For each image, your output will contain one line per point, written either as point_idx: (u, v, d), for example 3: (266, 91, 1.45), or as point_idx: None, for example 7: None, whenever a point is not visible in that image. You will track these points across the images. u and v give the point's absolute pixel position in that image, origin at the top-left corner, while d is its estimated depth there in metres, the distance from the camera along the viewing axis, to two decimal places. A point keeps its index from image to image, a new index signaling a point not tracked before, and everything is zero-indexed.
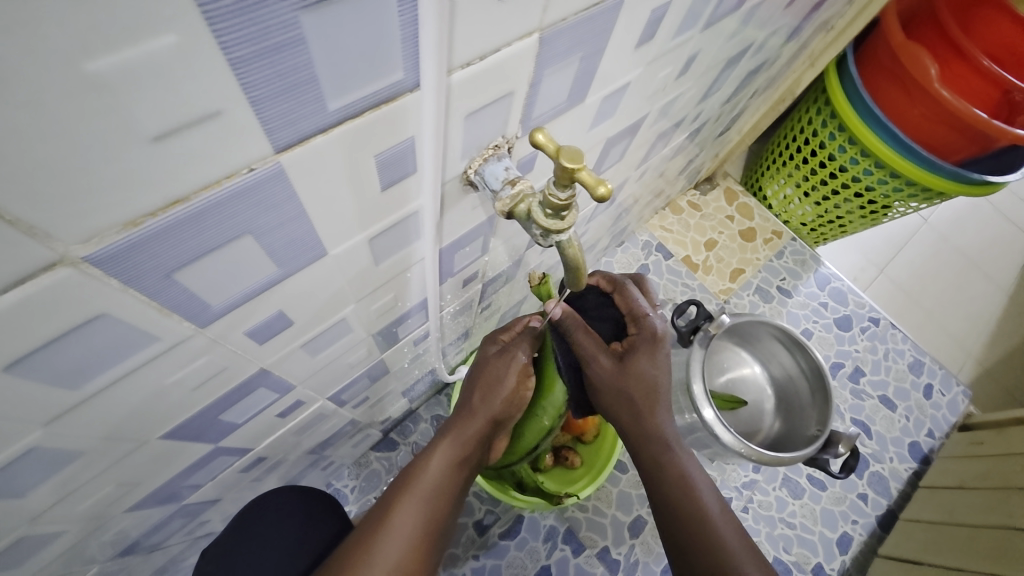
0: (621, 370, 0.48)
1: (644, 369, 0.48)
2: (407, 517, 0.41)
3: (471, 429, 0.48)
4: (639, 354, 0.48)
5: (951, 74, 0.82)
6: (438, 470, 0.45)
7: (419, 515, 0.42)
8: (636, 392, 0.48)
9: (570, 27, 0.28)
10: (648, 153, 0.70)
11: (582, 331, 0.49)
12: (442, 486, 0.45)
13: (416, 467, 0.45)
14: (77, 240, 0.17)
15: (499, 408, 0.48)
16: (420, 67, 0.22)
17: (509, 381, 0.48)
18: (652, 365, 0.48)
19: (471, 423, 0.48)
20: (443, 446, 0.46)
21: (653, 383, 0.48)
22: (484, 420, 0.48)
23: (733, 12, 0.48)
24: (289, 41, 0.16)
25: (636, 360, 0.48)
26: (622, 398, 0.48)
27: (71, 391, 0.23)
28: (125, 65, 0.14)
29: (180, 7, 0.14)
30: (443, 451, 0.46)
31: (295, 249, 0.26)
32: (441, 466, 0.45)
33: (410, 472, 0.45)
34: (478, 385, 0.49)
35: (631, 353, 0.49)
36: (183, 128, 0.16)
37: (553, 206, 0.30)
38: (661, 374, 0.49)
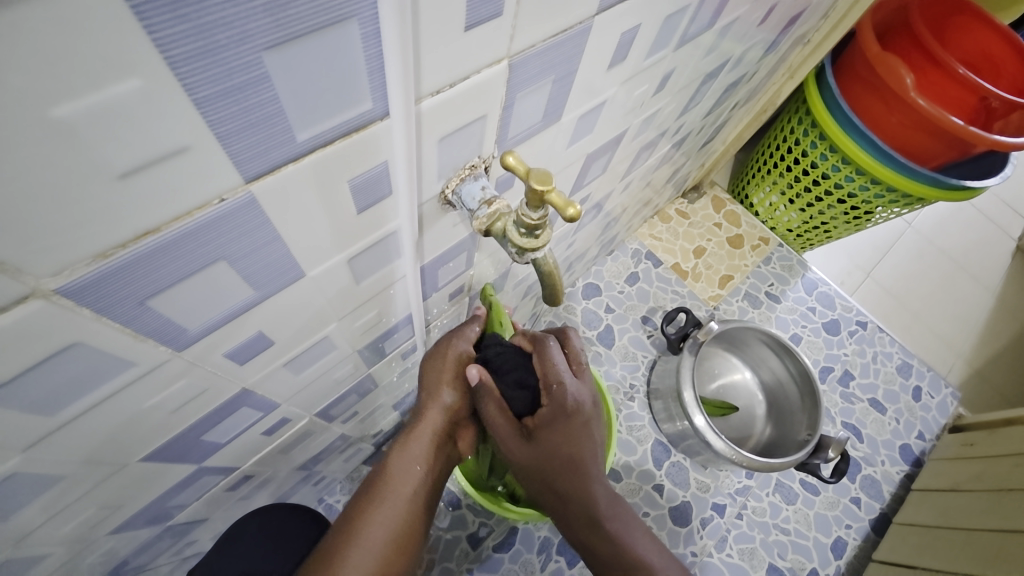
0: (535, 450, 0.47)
1: (557, 444, 0.47)
2: (374, 526, 0.42)
3: (428, 427, 0.47)
4: (549, 432, 0.47)
5: (928, 82, 0.84)
6: (399, 469, 0.44)
7: (387, 518, 0.42)
8: (554, 468, 0.48)
9: (539, 53, 0.29)
10: (633, 165, 0.71)
11: (492, 403, 0.47)
12: (408, 483, 0.44)
13: (377, 476, 0.45)
14: (48, 273, 0.18)
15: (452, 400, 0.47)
16: (389, 96, 0.22)
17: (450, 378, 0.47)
18: (563, 439, 0.47)
19: (425, 423, 0.47)
20: (398, 446, 0.45)
21: (568, 459, 0.48)
22: (436, 413, 0.47)
23: (708, 29, 0.49)
24: (254, 80, 0.17)
25: (546, 438, 0.47)
26: (540, 471, 0.49)
27: (48, 417, 0.23)
28: (91, 109, 0.15)
29: (144, 54, 0.14)
30: (400, 451, 0.45)
31: (271, 271, 0.27)
32: (403, 468, 0.45)
33: (373, 480, 0.45)
34: (425, 385, 0.48)
35: (540, 431, 0.47)
36: (151, 164, 0.17)
37: (527, 225, 0.31)
38: (575, 444, 0.48)
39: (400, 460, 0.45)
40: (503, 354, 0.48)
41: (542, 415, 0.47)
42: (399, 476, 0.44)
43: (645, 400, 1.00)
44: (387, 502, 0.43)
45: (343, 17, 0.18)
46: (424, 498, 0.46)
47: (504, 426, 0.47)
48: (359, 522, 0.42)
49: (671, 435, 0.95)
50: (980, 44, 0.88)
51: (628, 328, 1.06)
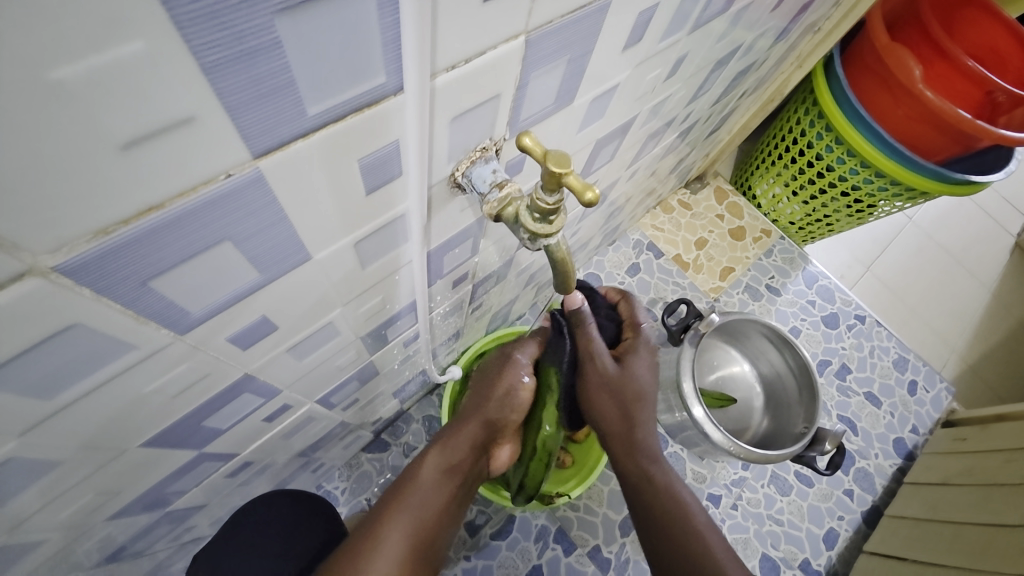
0: (623, 372, 0.49)
1: (638, 370, 0.50)
2: (403, 521, 0.42)
3: (466, 433, 0.50)
4: (635, 357, 0.51)
5: (934, 74, 0.83)
6: (429, 476, 0.46)
7: (409, 525, 0.42)
8: (630, 395, 0.49)
9: (557, 30, 0.28)
10: (639, 154, 0.70)
11: (590, 321, 0.50)
12: (433, 492, 0.46)
13: (411, 474, 0.47)
14: (45, 249, 0.17)
15: (494, 410, 0.52)
16: (403, 70, 0.21)
17: (503, 387, 0.52)
18: (645, 367, 0.51)
19: (466, 430, 0.50)
20: (433, 453, 0.48)
21: (643, 390, 0.50)
22: (477, 423, 0.51)
23: (722, 14, 0.48)
24: (263, 46, 0.16)
25: (632, 363, 0.50)
26: (620, 398, 0.49)
27: (44, 401, 0.23)
28: (92, 73, 0.14)
29: (148, 11, 0.13)
30: (434, 458, 0.48)
31: (276, 253, 0.26)
32: (436, 471, 0.47)
33: (405, 480, 0.47)
34: (474, 399, 0.53)
35: (629, 355, 0.51)
36: (154, 135, 0.16)
37: (541, 210, 0.30)
38: (649, 374, 0.51)
39: (433, 463, 0.47)
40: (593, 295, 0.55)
41: (626, 344, 0.52)
42: (432, 478, 0.46)
43: None
44: (417, 500, 0.44)
45: None
46: (442, 514, 0.46)
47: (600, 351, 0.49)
48: (390, 514, 0.43)
49: (669, 426, 0.95)
50: (990, 38, 0.87)
51: None
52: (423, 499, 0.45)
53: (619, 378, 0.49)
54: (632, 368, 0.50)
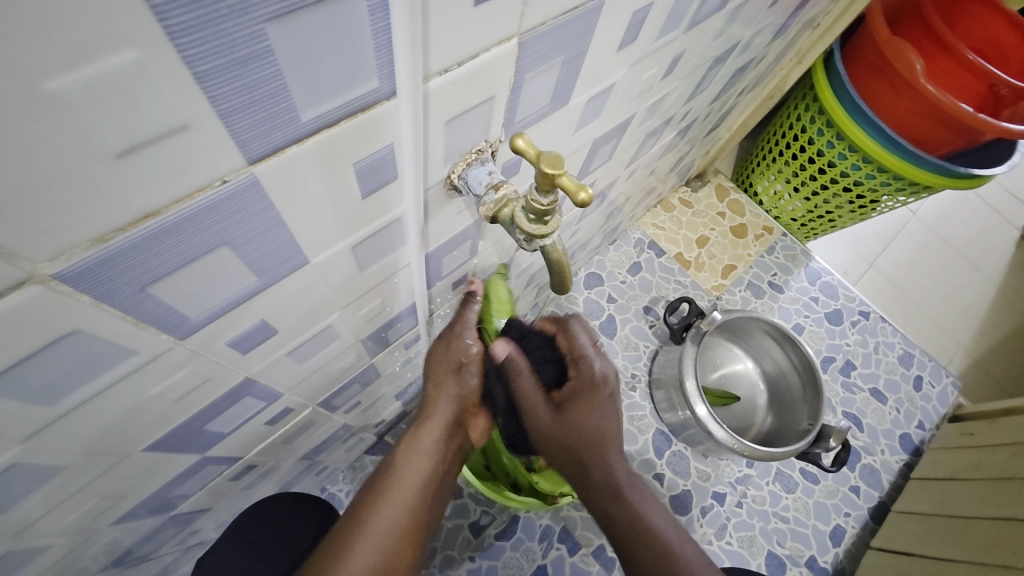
0: (560, 421, 0.50)
1: (588, 417, 0.50)
2: (382, 517, 0.41)
3: (437, 417, 0.47)
4: (580, 402, 0.50)
5: (937, 68, 0.83)
6: (406, 464, 0.44)
7: (394, 515, 0.41)
8: (575, 438, 0.50)
9: (550, 31, 0.28)
10: (638, 152, 0.70)
11: (526, 376, 0.50)
12: (412, 478, 0.43)
13: (383, 473, 0.44)
14: (44, 257, 0.17)
15: (457, 388, 0.48)
16: (397, 75, 0.21)
17: (456, 362, 0.47)
18: (591, 411, 0.50)
19: (433, 413, 0.47)
20: (407, 439, 0.45)
21: (590, 433, 0.50)
22: (445, 404, 0.47)
23: (718, 11, 0.48)
24: (255, 54, 0.16)
25: (576, 409, 0.50)
26: (564, 443, 0.51)
27: (47, 407, 0.23)
28: (86, 83, 0.14)
29: (140, 22, 0.13)
30: (409, 444, 0.45)
31: (274, 257, 0.26)
32: (412, 459, 0.45)
33: (379, 478, 0.44)
34: (430, 376, 0.48)
35: (571, 401, 0.50)
36: (150, 142, 0.16)
37: (536, 211, 0.30)
38: (598, 415, 0.50)
39: (403, 457, 0.44)
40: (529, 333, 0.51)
41: (570, 388, 0.50)
42: (407, 466, 0.44)
43: (647, 390, 1.00)
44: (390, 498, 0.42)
45: None
46: (428, 499, 0.44)
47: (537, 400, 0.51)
48: (359, 519, 0.40)
49: (672, 425, 0.95)
50: (991, 31, 0.86)
51: (630, 318, 1.05)
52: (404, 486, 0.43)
53: (558, 427, 0.50)
54: (577, 415, 0.50)
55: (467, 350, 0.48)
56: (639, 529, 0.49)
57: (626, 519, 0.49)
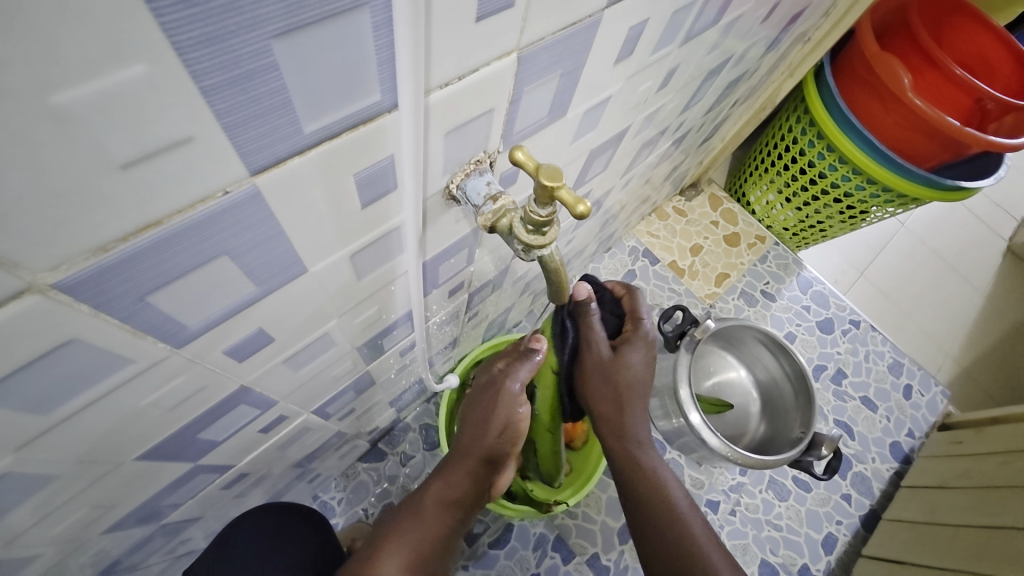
0: (615, 361, 0.52)
1: (634, 363, 0.53)
2: (404, 550, 0.43)
3: (466, 467, 0.51)
4: (632, 351, 0.53)
5: (924, 83, 0.84)
6: (435, 504, 0.48)
7: (417, 549, 0.43)
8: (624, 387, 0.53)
9: (548, 46, 0.29)
10: (633, 162, 0.71)
11: (594, 320, 0.51)
12: (439, 519, 0.47)
13: (408, 513, 0.47)
14: (44, 267, 0.17)
15: (491, 445, 0.51)
16: (398, 89, 0.22)
17: (500, 421, 0.51)
18: (640, 362, 0.53)
19: (466, 465, 0.51)
20: (438, 482, 0.49)
21: (631, 391, 0.53)
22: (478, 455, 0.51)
23: (712, 26, 0.49)
24: (261, 68, 0.16)
25: (627, 353, 0.52)
26: (614, 390, 0.53)
27: (41, 416, 0.23)
28: (93, 97, 0.14)
29: (148, 37, 0.14)
30: (439, 488, 0.49)
31: (273, 267, 0.26)
32: (438, 501, 0.48)
33: (402, 514, 0.47)
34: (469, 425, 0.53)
35: (626, 346, 0.53)
36: (154, 154, 0.16)
37: (534, 222, 0.30)
38: (644, 375, 0.54)
39: (428, 506, 0.47)
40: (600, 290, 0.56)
41: (626, 337, 0.54)
42: (432, 509, 0.47)
43: None
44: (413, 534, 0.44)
45: (356, 4, 0.17)
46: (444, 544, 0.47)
47: (600, 342, 0.51)
48: (387, 546, 0.43)
49: (666, 432, 0.96)
50: (977, 46, 0.89)
51: None
52: (422, 534, 0.45)
53: (611, 369, 0.52)
54: (628, 365, 0.52)
55: (514, 401, 0.51)
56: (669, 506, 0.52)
57: (650, 488, 0.53)
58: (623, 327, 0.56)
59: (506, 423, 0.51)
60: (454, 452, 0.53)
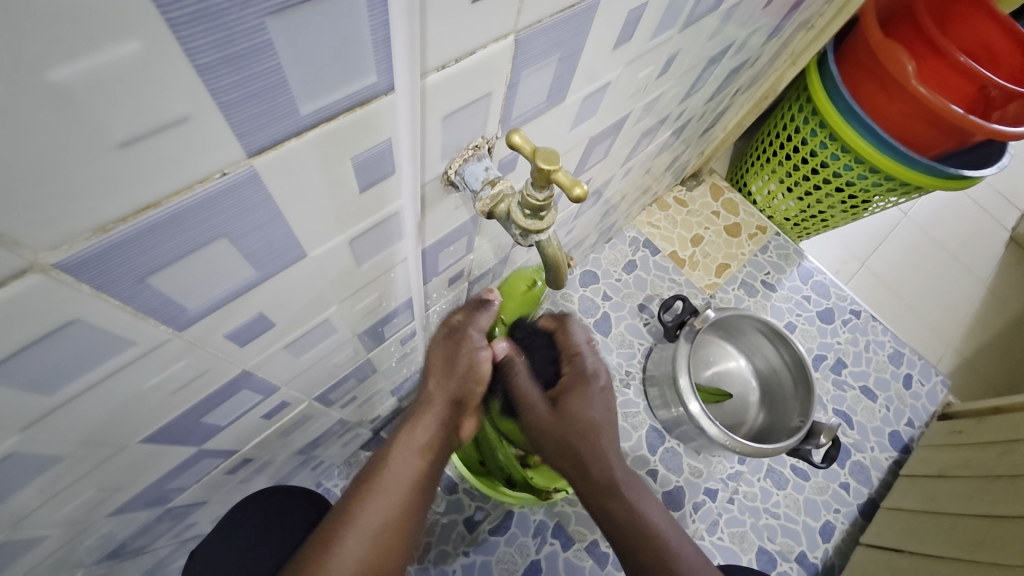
0: (559, 414, 0.53)
1: (582, 410, 0.53)
2: (370, 510, 0.43)
3: (431, 413, 0.48)
4: (575, 400, 0.53)
5: (928, 70, 0.84)
6: (401, 457, 0.45)
7: (385, 507, 0.43)
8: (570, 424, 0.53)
9: (546, 29, 0.29)
10: (633, 151, 0.71)
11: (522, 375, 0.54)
12: (407, 472, 0.45)
13: (373, 472, 0.45)
14: (45, 246, 0.17)
15: (456, 388, 0.48)
16: (394, 70, 0.22)
17: (464, 366, 0.48)
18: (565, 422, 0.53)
19: (431, 412, 0.47)
20: (404, 434, 0.47)
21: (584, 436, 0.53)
22: (443, 402, 0.48)
23: (713, 11, 0.48)
24: (256, 46, 0.16)
25: (570, 402, 0.53)
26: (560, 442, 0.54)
27: (46, 396, 0.23)
28: (89, 73, 0.14)
29: (143, 14, 0.14)
30: (405, 439, 0.46)
31: (273, 250, 0.26)
32: (407, 452, 0.46)
33: (370, 471, 0.45)
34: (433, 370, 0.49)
35: (567, 396, 0.54)
36: (151, 134, 0.16)
37: (531, 206, 0.30)
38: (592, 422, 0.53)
39: (393, 463, 0.45)
40: (532, 335, 0.56)
41: (566, 380, 0.55)
42: (399, 461, 0.45)
43: (641, 388, 1.01)
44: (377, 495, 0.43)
45: None
46: (421, 493, 0.45)
47: (537, 399, 0.54)
48: (353, 512, 0.43)
49: (665, 421, 0.96)
50: (977, 33, 0.88)
51: (625, 316, 1.06)
52: (384, 495, 0.44)
53: (557, 423, 0.53)
54: (572, 409, 0.53)
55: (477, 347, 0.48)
56: (640, 530, 0.50)
57: (630, 533, 0.51)
58: (562, 369, 0.56)
59: (471, 369, 0.48)
60: (419, 399, 0.49)
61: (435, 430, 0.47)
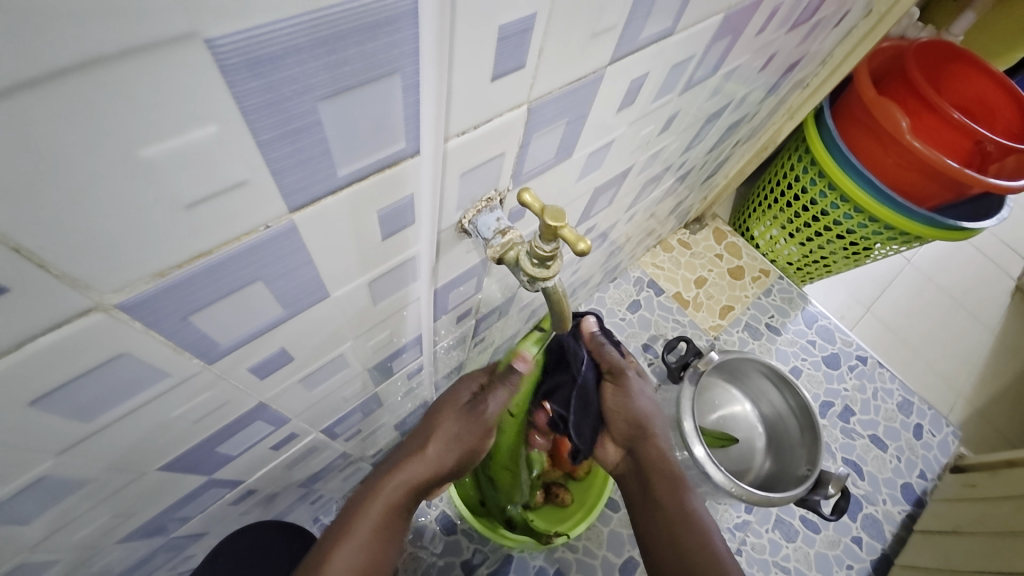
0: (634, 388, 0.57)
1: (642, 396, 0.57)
2: (365, 518, 0.43)
3: (421, 447, 0.47)
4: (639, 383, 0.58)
5: (923, 125, 0.88)
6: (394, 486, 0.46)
7: (373, 530, 0.43)
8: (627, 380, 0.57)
9: (555, 98, 0.32)
10: (638, 197, 0.74)
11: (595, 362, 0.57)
12: (394, 503, 0.45)
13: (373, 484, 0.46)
14: (111, 289, 0.19)
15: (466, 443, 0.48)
16: (420, 138, 0.25)
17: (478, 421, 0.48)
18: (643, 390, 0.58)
19: (425, 457, 0.47)
20: (405, 462, 0.47)
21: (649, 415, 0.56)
22: (445, 453, 0.47)
23: (712, 75, 0.52)
24: (308, 124, 0.19)
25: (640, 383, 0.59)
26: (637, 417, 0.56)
27: (82, 424, 0.25)
28: (172, 150, 0.17)
29: (221, 104, 0.16)
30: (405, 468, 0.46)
31: (300, 292, 0.29)
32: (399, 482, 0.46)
33: (365, 489, 0.46)
34: (441, 416, 0.49)
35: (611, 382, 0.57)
36: (213, 196, 0.19)
37: (539, 256, 0.33)
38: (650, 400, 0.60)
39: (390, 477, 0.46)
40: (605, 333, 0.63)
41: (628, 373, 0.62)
42: (388, 487, 0.45)
43: None
44: (374, 506, 0.44)
45: (389, 72, 0.20)
46: (401, 525, 0.46)
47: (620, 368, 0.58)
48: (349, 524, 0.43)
49: None
50: (977, 90, 0.92)
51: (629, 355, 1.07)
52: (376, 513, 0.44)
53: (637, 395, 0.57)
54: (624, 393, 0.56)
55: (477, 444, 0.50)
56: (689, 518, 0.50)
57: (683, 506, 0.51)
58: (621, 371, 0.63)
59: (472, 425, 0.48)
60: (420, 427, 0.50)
61: (432, 472, 0.47)
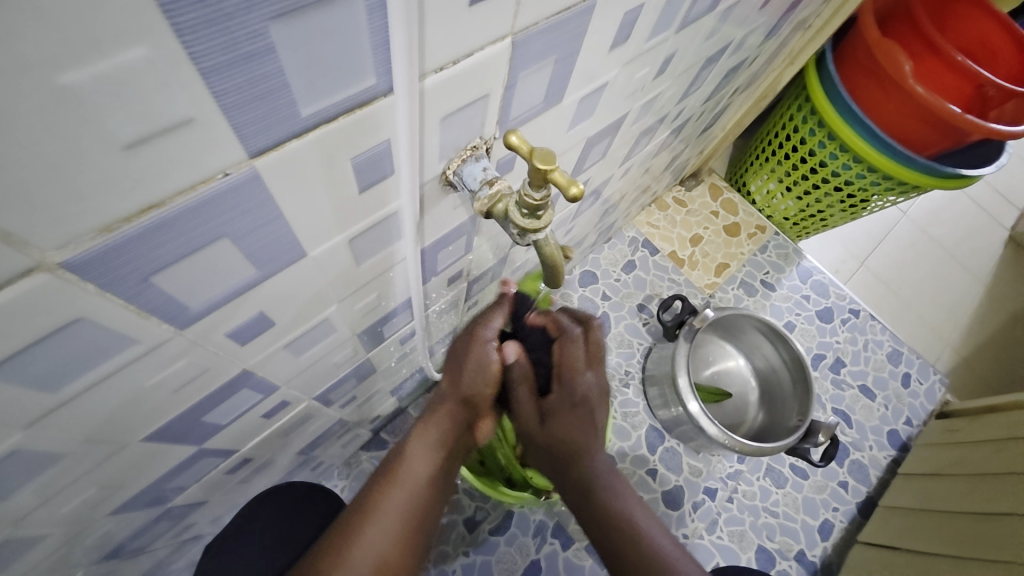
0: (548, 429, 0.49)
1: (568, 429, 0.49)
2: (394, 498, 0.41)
3: (444, 413, 0.45)
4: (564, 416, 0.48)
5: (925, 70, 0.84)
6: (421, 462, 0.43)
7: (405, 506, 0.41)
8: (580, 407, 0.48)
9: (543, 31, 0.29)
10: (631, 151, 0.71)
11: (524, 387, 0.49)
12: (427, 482, 0.43)
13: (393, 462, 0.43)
14: (53, 245, 0.17)
15: (469, 385, 0.45)
16: (393, 72, 0.22)
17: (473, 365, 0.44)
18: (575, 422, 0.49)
19: (442, 412, 0.45)
20: (421, 431, 0.44)
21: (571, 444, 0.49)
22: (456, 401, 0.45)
23: (709, 11, 0.49)
24: (258, 50, 0.17)
25: (557, 420, 0.49)
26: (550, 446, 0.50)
27: (49, 394, 0.23)
28: (98, 77, 0.14)
29: (147, 19, 0.14)
30: (421, 438, 0.44)
31: (273, 250, 0.27)
32: (422, 449, 0.44)
33: (387, 466, 0.43)
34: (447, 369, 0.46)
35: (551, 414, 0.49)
36: (157, 135, 0.17)
37: (529, 206, 0.31)
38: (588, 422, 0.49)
39: (417, 445, 0.44)
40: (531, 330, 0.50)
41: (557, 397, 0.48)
42: (415, 460, 0.43)
43: (641, 386, 1.02)
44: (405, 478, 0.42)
45: None
46: (435, 497, 0.44)
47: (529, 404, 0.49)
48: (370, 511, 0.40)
49: (665, 421, 0.96)
50: (979, 32, 0.88)
51: (624, 315, 1.06)
52: (414, 479, 0.42)
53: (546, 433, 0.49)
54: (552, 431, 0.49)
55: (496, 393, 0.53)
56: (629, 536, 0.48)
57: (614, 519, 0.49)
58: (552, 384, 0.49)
59: (480, 369, 0.45)
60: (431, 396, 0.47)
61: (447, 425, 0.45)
